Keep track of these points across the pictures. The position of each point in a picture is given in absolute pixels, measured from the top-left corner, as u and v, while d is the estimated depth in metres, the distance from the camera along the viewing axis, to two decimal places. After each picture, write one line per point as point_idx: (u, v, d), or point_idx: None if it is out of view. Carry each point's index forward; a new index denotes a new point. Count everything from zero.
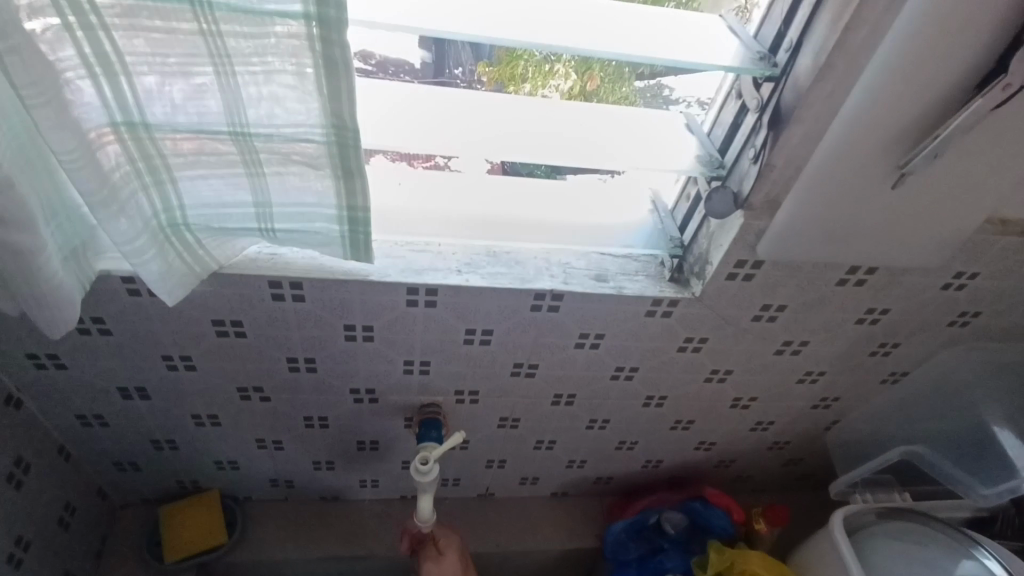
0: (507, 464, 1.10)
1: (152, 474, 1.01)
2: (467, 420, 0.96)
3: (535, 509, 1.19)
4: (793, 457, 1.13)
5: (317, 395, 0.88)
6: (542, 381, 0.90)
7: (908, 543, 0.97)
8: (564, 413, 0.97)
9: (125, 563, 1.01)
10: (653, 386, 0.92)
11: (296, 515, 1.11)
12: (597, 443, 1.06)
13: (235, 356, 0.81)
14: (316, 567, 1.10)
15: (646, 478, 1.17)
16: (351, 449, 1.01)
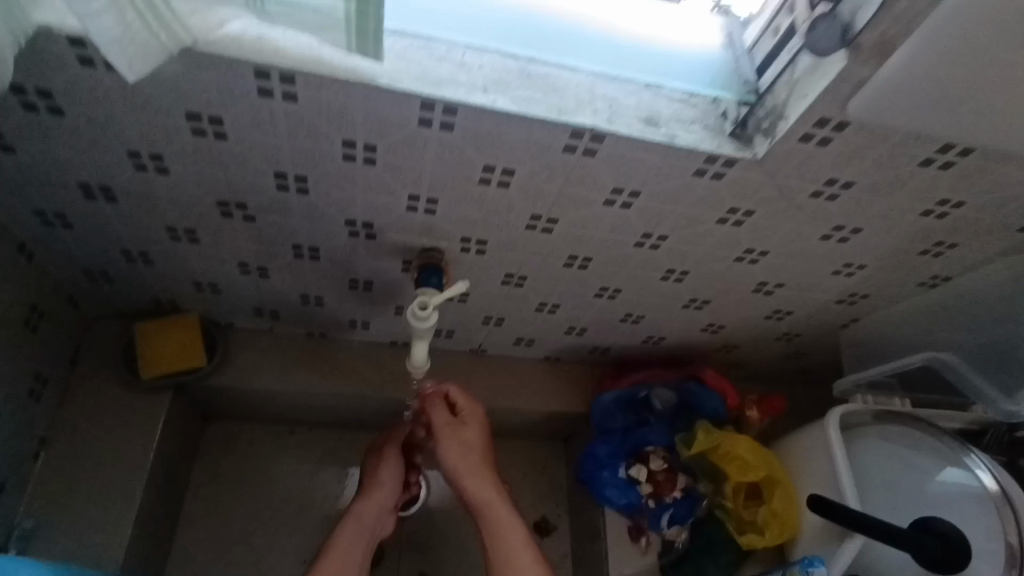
0: (504, 323, 1.04)
1: (126, 288, 0.94)
2: (471, 271, 0.88)
3: (526, 371, 1.17)
4: (797, 351, 1.10)
5: (307, 222, 0.79)
6: (558, 239, 0.81)
7: (897, 445, 0.98)
8: (575, 277, 0.90)
9: (99, 374, 0.97)
10: (677, 259, 0.84)
11: (281, 348, 1.07)
12: (602, 313, 1.00)
13: (214, 163, 0.70)
14: (300, 400, 1.09)
15: (643, 354, 1.14)
16: (343, 287, 0.94)
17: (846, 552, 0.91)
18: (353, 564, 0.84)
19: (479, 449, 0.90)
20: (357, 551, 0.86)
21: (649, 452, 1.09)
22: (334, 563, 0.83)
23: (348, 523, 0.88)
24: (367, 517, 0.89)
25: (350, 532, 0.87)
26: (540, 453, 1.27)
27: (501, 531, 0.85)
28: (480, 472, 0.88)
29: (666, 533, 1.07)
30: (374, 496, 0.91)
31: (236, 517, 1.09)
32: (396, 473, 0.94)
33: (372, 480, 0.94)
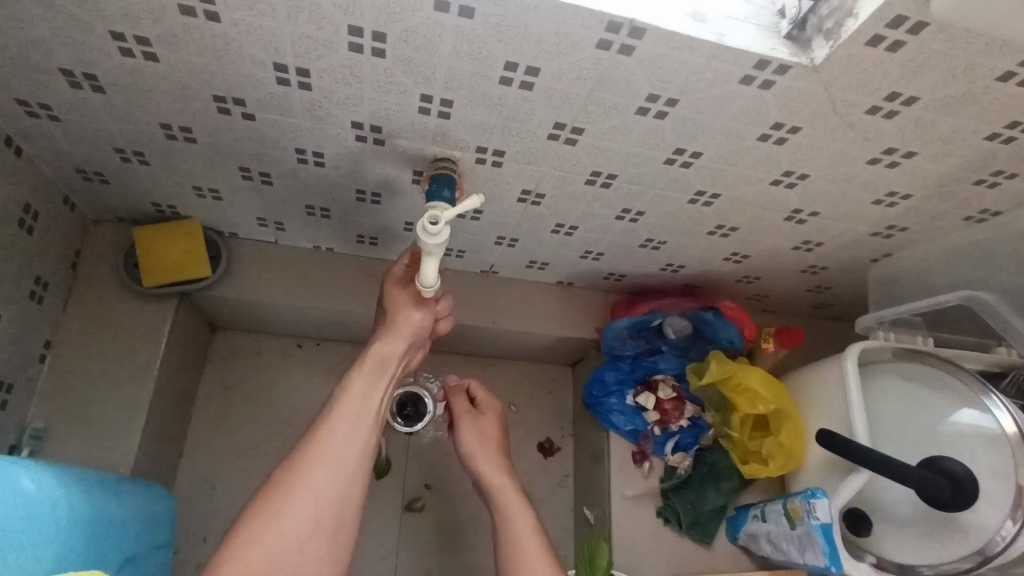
0: (518, 244, 1.00)
1: (123, 190, 0.90)
2: (485, 186, 0.83)
3: (538, 294, 1.14)
4: (820, 284, 1.06)
5: (312, 124, 0.73)
6: (582, 152, 0.75)
7: (915, 384, 0.96)
8: (597, 197, 0.85)
9: (101, 280, 0.95)
10: (709, 180, 0.79)
11: (288, 260, 1.04)
12: (621, 237, 0.95)
13: (207, 52, 0.63)
14: (306, 314, 1.07)
15: (660, 283, 1.11)
16: (350, 198, 0.89)
17: (848, 487, 0.91)
18: (370, 411, 0.82)
19: (495, 439, 0.95)
20: (374, 400, 0.83)
21: (658, 380, 1.09)
22: (350, 410, 0.81)
23: (366, 366, 0.83)
24: (385, 361, 0.84)
25: (362, 384, 0.83)
26: (547, 377, 1.27)
27: (511, 511, 0.87)
28: (496, 459, 0.92)
29: (670, 460, 1.06)
30: (395, 336, 0.84)
31: (244, 426, 1.10)
32: (427, 318, 0.86)
33: (393, 320, 0.85)
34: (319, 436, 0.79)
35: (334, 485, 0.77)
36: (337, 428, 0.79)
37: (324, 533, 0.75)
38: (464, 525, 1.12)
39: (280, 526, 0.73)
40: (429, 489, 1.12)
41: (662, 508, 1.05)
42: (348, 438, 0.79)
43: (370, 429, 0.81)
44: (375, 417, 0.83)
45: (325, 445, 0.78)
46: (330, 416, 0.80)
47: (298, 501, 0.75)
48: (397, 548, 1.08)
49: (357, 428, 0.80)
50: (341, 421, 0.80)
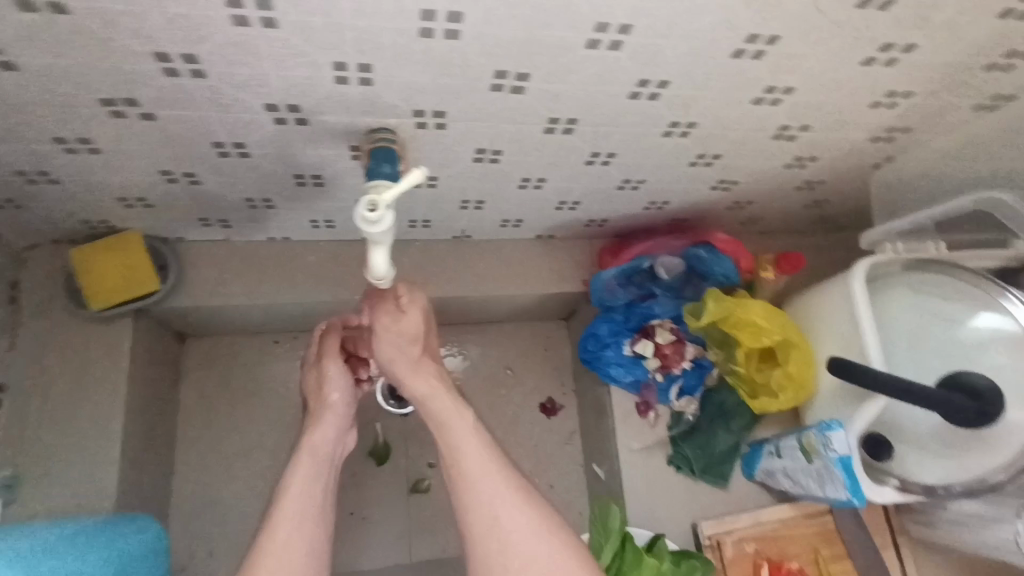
0: (485, 205, 0.92)
1: (45, 213, 0.82)
2: (432, 151, 0.74)
3: (516, 252, 1.06)
4: (819, 199, 0.97)
5: (222, 114, 0.64)
6: (533, 99, 0.65)
7: (930, 294, 0.88)
8: (561, 145, 0.75)
9: (46, 311, 0.88)
10: (682, 109, 0.69)
11: (243, 258, 0.97)
12: (595, 182, 0.87)
13: (71, 50, 0.53)
14: (276, 310, 1.02)
15: (646, 221, 1.03)
16: (289, 184, 0.81)
17: (865, 412, 0.86)
18: (313, 508, 0.79)
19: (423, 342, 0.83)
20: (316, 490, 0.80)
21: (655, 326, 1.03)
22: (292, 510, 0.77)
23: (303, 461, 0.82)
24: (322, 447, 0.84)
25: (303, 469, 0.81)
26: (541, 335, 1.21)
27: (448, 419, 0.79)
28: (422, 365, 0.82)
29: (676, 406, 1.03)
30: (326, 421, 0.85)
31: (235, 432, 1.06)
32: (346, 389, 0.89)
33: (317, 410, 0.86)
34: (262, 551, 0.73)
35: None
36: (281, 534, 0.75)
37: None
38: None
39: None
40: (434, 467, 1.10)
41: (673, 457, 1.02)
42: (295, 539, 0.75)
43: (316, 524, 0.78)
44: (321, 511, 0.79)
45: (267, 558, 0.73)
46: (270, 526, 0.76)
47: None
48: (409, 530, 1.07)
49: (300, 533, 0.76)
50: (284, 527, 0.75)
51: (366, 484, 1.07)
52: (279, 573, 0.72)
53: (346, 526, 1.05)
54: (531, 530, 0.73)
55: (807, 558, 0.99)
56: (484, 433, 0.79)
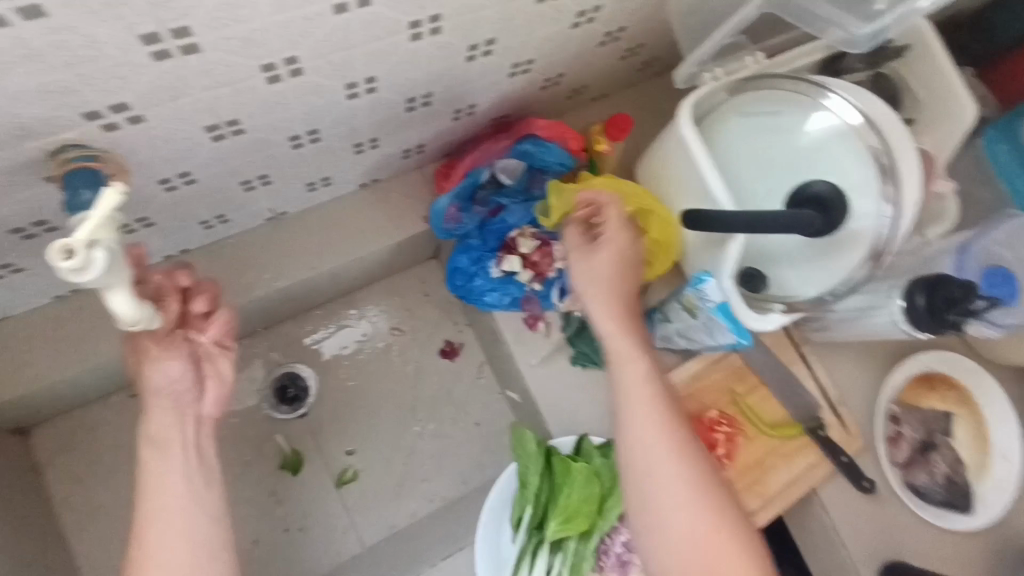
0: (275, 178, 0.80)
1: None
2: (154, 147, 0.61)
3: (344, 211, 0.95)
4: (630, 46, 0.89)
5: None
6: (219, 52, 0.52)
7: (758, 112, 0.84)
8: (302, 89, 0.63)
9: None
10: (411, 3, 0.58)
11: (35, 328, 0.84)
12: (378, 112, 0.75)
13: None
14: (104, 369, 0.90)
15: (466, 131, 0.93)
16: (18, 239, 0.67)
17: (731, 253, 0.83)
18: (181, 498, 0.62)
19: (609, 282, 0.84)
20: (182, 479, 0.63)
21: (515, 237, 0.95)
22: (155, 513, 0.61)
23: (147, 456, 0.64)
24: (163, 436, 0.64)
25: (155, 466, 0.63)
26: (416, 281, 1.13)
27: (621, 364, 0.80)
28: (606, 304, 0.83)
29: (562, 308, 0.98)
30: (158, 412, 0.65)
31: (130, 500, 0.98)
32: (173, 368, 0.66)
33: (146, 396, 0.65)
34: (132, 567, 0.59)
35: None
36: (152, 541, 0.60)
37: None
38: (407, 465, 1.06)
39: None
40: (353, 453, 1.04)
41: (576, 357, 0.98)
42: (170, 539, 0.60)
43: (191, 515, 0.62)
44: (194, 492, 0.63)
45: (147, 568, 0.59)
46: (138, 532, 0.61)
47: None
48: (351, 522, 1.02)
49: (178, 529, 0.61)
50: (152, 532, 0.60)
51: (289, 497, 1.01)
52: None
53: (285, 544, 0.99)
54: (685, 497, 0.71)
55: (724, 404, 1.02)
56: (657, 389, 0.78)
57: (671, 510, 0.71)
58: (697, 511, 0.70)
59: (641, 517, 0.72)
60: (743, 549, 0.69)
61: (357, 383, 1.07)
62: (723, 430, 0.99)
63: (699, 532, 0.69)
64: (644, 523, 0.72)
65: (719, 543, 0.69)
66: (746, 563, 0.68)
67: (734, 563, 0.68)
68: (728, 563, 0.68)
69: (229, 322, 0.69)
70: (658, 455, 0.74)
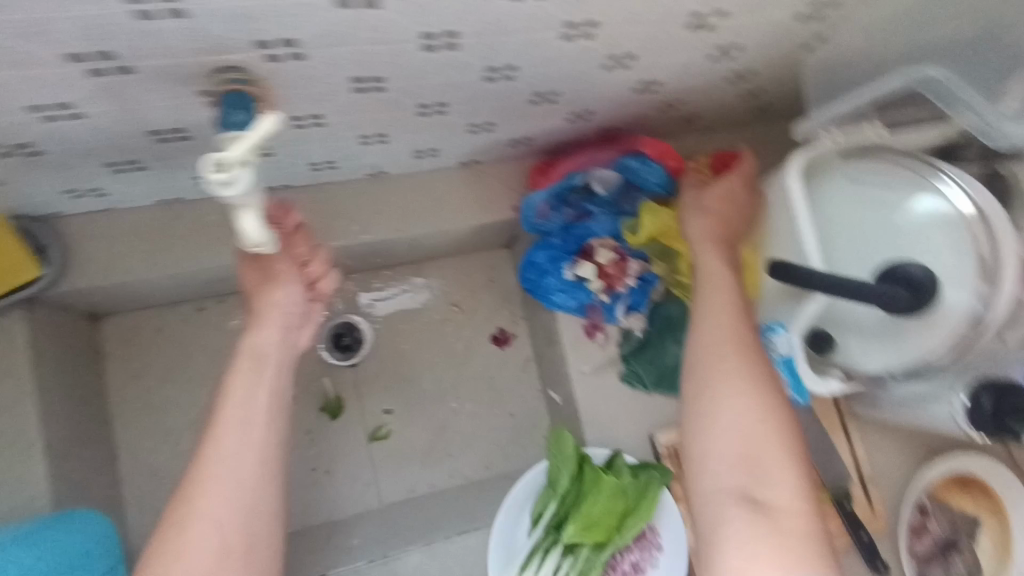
0: (391, 138, 0.83)
1: None
2: (304, 87, 0.64)
3: (439, 183, 0.98)
4: (753, 88, 0.90)
5: (19, 74, 0.52)
6: (396, 13, 0.54)
7: (867, 181, 0.83)
8: (450, 63, 0.65)
9: None
10: (578, 6, 0.59)
11: (135, 227, 0.88)
12: (505, 99, 0.77)
13: None
14: (185, 280, 0.94)
15: (574, 134, 0.95)
16: (153, 144, 0.70)
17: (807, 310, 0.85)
18: (261, 413, 0.63)
19: (717, 212, 0.82)
20: (263, 394, 0.64)
21: (595, 245, 0.97)
22: (237, 417, 0.62)
23: (243, 366, 0.66)
24: (264, 351, 0.67)
25: (245, 374, 0.65)
26: (484, 265, 1.16)
27: (709, 271, 0.75)
28: (707, 226, 0.81)
29: (625, 323, 1.00)
30: (270, 321, 0.68)
31: (177, 406, 1.02)
32: (293, 288, 0.70)
33: (257, 312, 0.69)
34: (203, 463, 0.59)
35: (237, 524, 0.58)
36: (226, 444, 0.60)
37: (242, 555, 0.58)
38: (437, 436, 1.09)
39: (180, 566, 0.55)
40: (390, 413, 1.08)
41: (624, 374, 1.00)
42: (243, 450, 0.61)
43: (268, 433, 0.62)
44: (275, 414, 0.64)
45: (212, 468, 0.59)
46: (212, 431, 0.62)
47: (195, 536, 0.56)
48: (375, 477, 1.05)
49: (249, 438, 0.61)
50: (229, 434, 0.61)
51: (322, 440, 1.04)
52: (230, 484, 0.59)
53: (310, 483, 1.03)
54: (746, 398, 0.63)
55: None
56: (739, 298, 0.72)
57: (723, 424, 0.62)
58: (755, 417, 0.62)
59: (693, 408, 0.65)
60: (793, 457, 0.61)
61: (408, 349, 1.11)
62: None
63: (752, 429, 0.61)
64: (696, 420, 0.64)
65: (771, 446, 0.61)
66: (795, 475, 0.60)
67: (783, 478, 0.59)
68: (776, 467, 0.60)
69: (335, 284, 0.75)
70: (725, 368, 0.65)
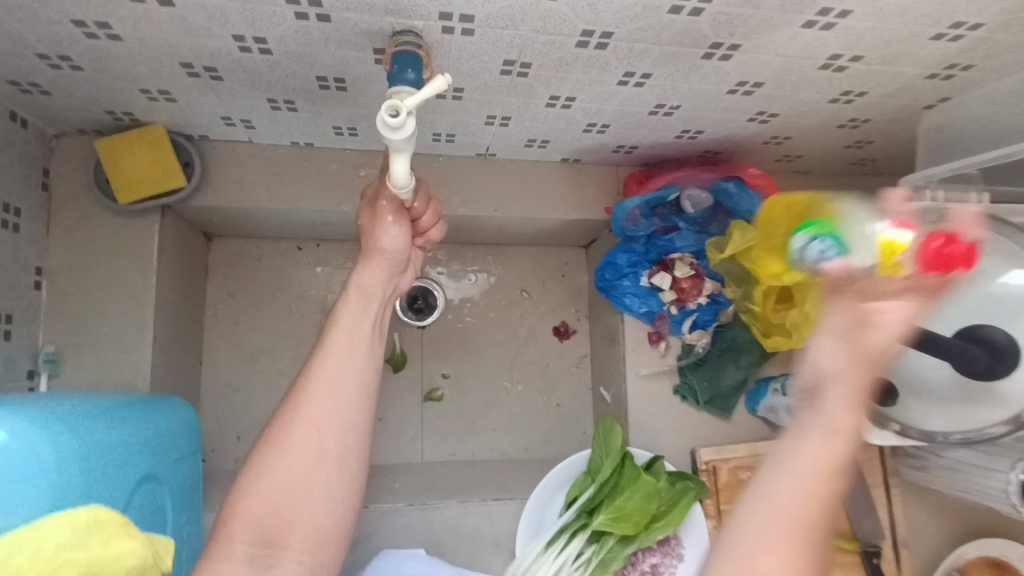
0: (512, 123, 0.89)
1: (68, 101, 0.81)
2: (459, 60, 0.71)
3: (539, 174, 1.04)
4: (861, 138, 0.94)
5: (240, 5, 0.61)
6: (566, 8, 0.61)
7: None
8: (593, 61, 0.71)
9: (79, 200, 0.90)
10: (726, 29, 0.64)
11: (267, 161, 0.97)
12: (628, 104, 0.83)
13: None
14: (297, 217, 1.03)
15: (677, 150, 1.00)
16: (313, 88, 0.79)
17: None
18: (363, 342, 0.72)
19: (869, 361, 0.57)
20: (364, 327, 0.72)
21: (674, 259, 1.02)
22: (342, 344, 0.71)
23: (351, 297, 0.73)
24: (372, 287, 0.74)
25: (352, 308, 0.73)
26: (560, 260, 1.21)
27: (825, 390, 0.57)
28: (857, 376, 0.56)
29: (688, 338, 1.03)
30: (376, 263, 0.75)
31: (260, 330, 1.11)
32: (401, 234, 0.74)
33: (369, 248, 0.74)
34: (310, 376, 0.69)
35: (331, 436, 0.68)
36: (332, 364, 0.69)
37: (334, 461, 0.68)
38: (486, 409, 1.14)
39: (287, 460, 0.66)
40: (447, 378, 1.14)
41: (679, 386, 1.03)
42: (345, 371, 0.70)
43: (365, 362, 0.71)
44: (373, 344, 0.72)
45: (316, 385, 0.68)
46: (319, 352, 0.70)
47: (300, 438, 0.67)
48: (421, 434, 1.12)
49: (350, 364, 0.70)
50: (335, 355, 0.70)
51: (382, 389, 1.11)
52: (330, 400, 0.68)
53: None
54: (787, 548, 0.51)
55: None
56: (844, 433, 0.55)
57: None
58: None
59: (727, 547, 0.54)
60: None
61: (474, 322, 1.17)
62: None
63: None
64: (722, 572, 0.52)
65: None
66: None
67: None
68: None
69: (440, 235, 0.81)
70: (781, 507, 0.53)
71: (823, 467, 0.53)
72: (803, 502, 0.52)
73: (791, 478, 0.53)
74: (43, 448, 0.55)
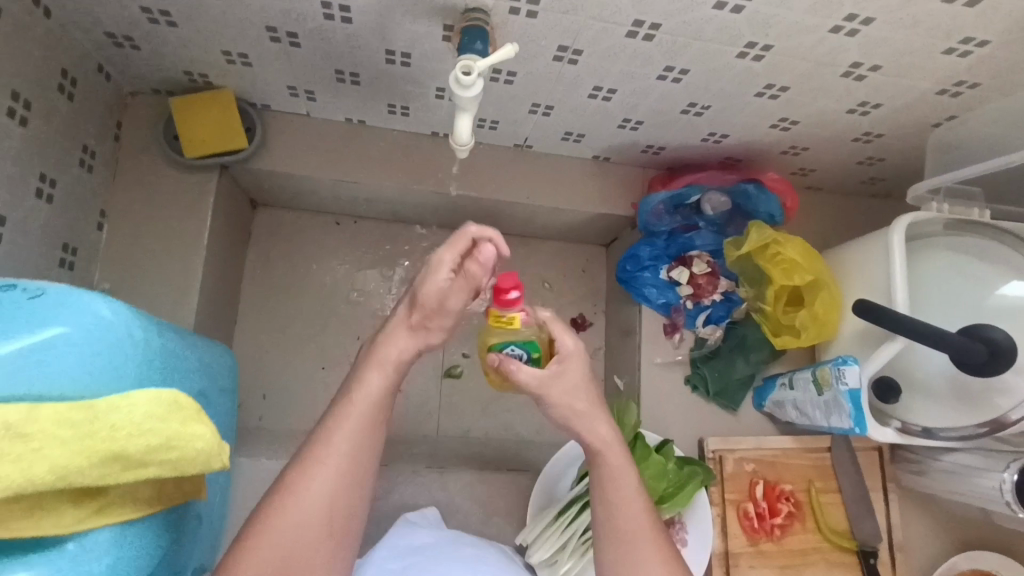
0: (554, 113, 0.97)
1: (153, 57, 0.88)
2: (519, 42, 0.79)
3: (571, 169, 1.11)
4: (873, 153, 1.02)
5: None
6: None
7: (964, 252, 0.91)
8: (638, 53, 0.79)
9: (145, 152, 0.96)
10: (761, 28, 0.72)
11: (321, 134, 1.04)
12: (662, 101, 0.91)
13: None
14: (342, 190, 1.09)
15: (702, 155, 1.07)
16: (379, 62, 0.87)
17: (885, 353, 0.89)
18: (376, 416, 0.72)
19: (585, 391, 0.77)
20: (384, 402, 0.73)
21: (693, 256, 1.08)
22: (357, 415, 0.71)
23: (379, 367, 0.73)
24: (400, 361, 0.74)
25: (374, 381, 0.73)
26: (582, 256, 1.28)
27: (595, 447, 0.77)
28: (591, 412, 0.77)
29: (700, 332, 1.08)
30: (416, 338, 0.75)
31: (293, 297, 1.16)
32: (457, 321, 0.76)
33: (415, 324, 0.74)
34: (323, 444, 0.70)
35: (334, 508, 0.68)
36: (345, 432, 0.70)
37: (333, 535, 0.68)
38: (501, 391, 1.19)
39: (286, 527, 0.66)
40: (467, 357, 1.18)
41: (690, 375, 1.09)
42: (354, 445, 0.71)
43: (374, 437, 0.72)
44: (385, 419, 0.74)
45: (327, 453, 0.69)
46: (334, 416, 0.72)
47: (301, 507, 0.67)
48: (438, 409, 1.15)
49: (362, 437, 0.71)
50: (350, 423, 0.71)
51: None
52: (338, 470, 0.69)
53: None
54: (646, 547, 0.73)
55: (799, 486, 1.06)
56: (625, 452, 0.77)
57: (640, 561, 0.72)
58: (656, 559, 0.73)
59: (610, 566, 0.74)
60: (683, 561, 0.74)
61: None
62: (787, 505, 1.05)
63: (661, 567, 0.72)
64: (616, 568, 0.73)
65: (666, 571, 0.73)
66: None
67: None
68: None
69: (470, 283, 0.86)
70: (618, 516, 0.74)
71: (639, 490, 0.76)
72: (645, 517, 0.74)
73: (619, 492, 0.75)
74: (138, 329, 0.63)
